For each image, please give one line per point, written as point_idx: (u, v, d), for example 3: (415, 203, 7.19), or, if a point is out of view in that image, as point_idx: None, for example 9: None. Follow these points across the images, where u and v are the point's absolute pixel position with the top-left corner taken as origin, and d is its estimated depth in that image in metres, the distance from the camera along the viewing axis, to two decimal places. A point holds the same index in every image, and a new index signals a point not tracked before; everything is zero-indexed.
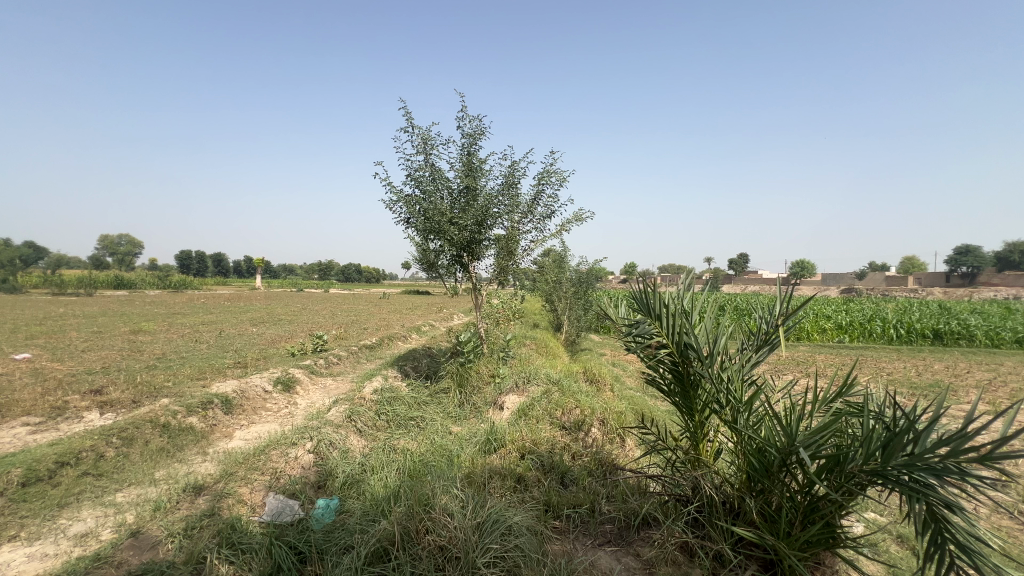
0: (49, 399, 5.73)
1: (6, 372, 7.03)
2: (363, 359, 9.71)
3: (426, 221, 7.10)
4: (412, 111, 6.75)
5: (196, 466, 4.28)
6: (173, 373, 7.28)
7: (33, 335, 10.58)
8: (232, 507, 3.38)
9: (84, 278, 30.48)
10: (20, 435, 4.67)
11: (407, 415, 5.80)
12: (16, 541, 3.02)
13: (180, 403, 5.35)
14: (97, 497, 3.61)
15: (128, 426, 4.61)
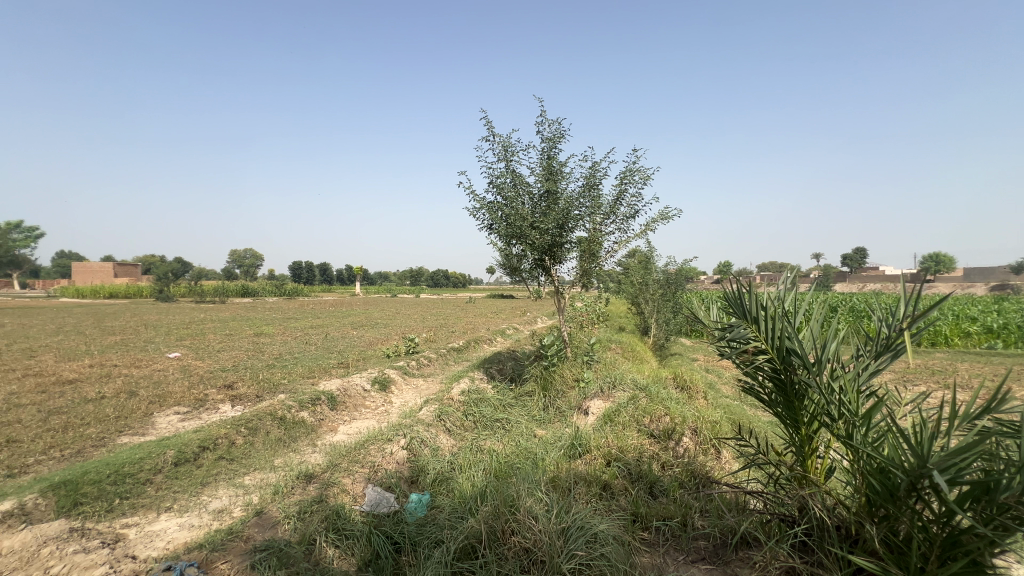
0: (193, 392, 6.69)
1: (162, 368, 8.34)
2: (451, 362, 10.13)
3: (508, 226, 7.25)
4: (494, 120, 6.97)
5: (307, 456, 4.74)
6: (289, 372, 8.15)
7: (181, 337, 12.43)
8: (337, 496, 3.69)
9: (220, 288, 35.31)
10: (172, 422, 5.51)
11: (493, 416, 5.94)
12: (171, 511, 3.56)
13: (294, 399, 5.97)
14: (229, 478, 4.14)
15: (253, 417, 5.23)
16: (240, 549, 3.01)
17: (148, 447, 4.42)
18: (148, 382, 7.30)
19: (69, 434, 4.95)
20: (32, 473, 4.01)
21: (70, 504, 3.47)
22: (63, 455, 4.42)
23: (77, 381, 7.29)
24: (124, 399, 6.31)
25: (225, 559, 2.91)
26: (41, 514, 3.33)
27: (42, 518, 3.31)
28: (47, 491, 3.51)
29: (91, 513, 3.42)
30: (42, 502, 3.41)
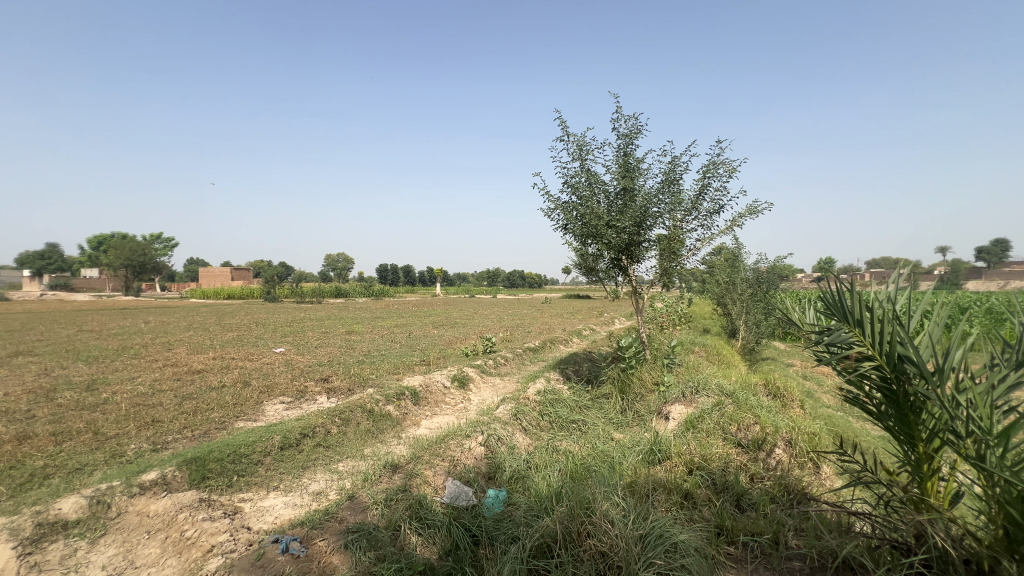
0: (296, 384, 7.39)
1: (270, 362, 9.31)
2: (527, 362, 10.23)
3: (583, 226, 7.17)
4: (568, 120, 6.95)
5: (392, 448, 5.05)
6: (376, 368, 8.71)
7: (286, 334, 13.79)
8: (420, 486, 3.89)
9: (317, 289, 38.65)
10: (279, 411, 6.14)
11: (569, 418, 5.92)
12: (278, 490, 3.97)
13: (381, 393, 6.38)
14: (326, 464, 4.53)
15: (345, 408, 5.66)
16: (335, 529, 3.28)
17: (260, 432, 4.96)
18: (259, 374, 8.19)
19: (197, 417, 5.70)
20: (170, 450, 4.68)
21: (199, 477, 3.99)
22: (193, 435, 5.10)
23: (204, 371, 8.37)
24: (240, 388, 7.14)
25: (323, 537, 3.19)
26: (177, 484, 3.87)
27: (178, 488, 3.85)
28: (182, 464, 4.06)
29: (215, 487, 3.91)
30: (178, 474, 3.96)
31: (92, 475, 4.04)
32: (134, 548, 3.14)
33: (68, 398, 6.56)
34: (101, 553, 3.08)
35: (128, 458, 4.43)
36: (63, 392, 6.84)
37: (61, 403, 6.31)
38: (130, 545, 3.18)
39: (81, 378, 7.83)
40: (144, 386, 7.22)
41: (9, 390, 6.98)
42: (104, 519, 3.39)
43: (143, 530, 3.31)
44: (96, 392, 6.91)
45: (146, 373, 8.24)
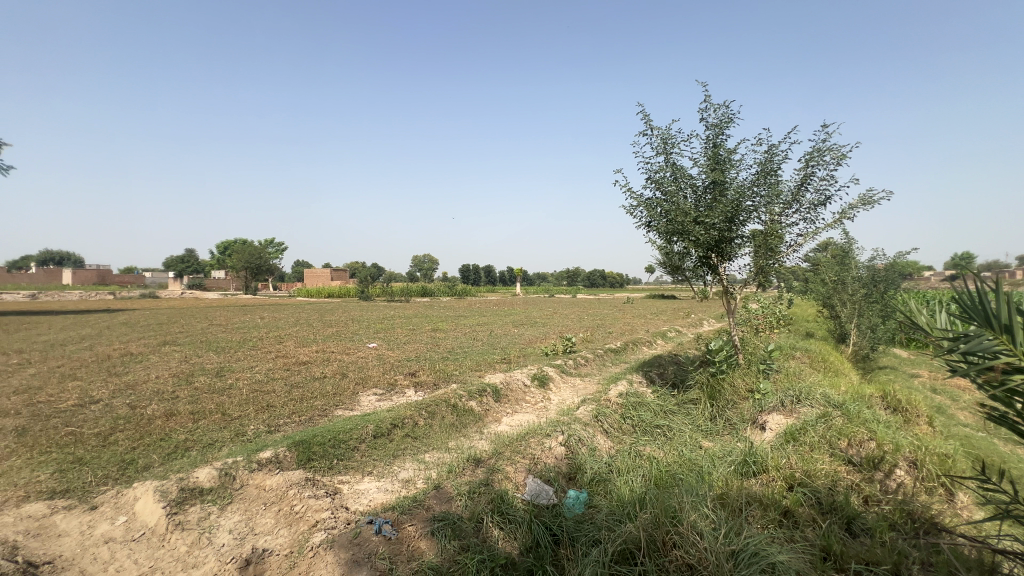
0: (387, 377, 7.92)
1: (365, 356, 10.05)
2: (608, 363, 10.02)
3: (668, 222, 6.86)
4: (651, 113, 6.69)
5: (475, 442, 5.21)
6: (459, 364, 9.05)
7: (378, 330, 14.79)
8: (501, 481, 3.98)
9: (406, 289, 41.01)
10: (372, 402, 6.61)
11: (653, 422, 5.71)
12: (372, 475, 4.28)
13: (464, 389, 6.61)
14: (414, 454, 4.80)
15: (432, 402, 5.94)
16: (423, 516, 3.45)
17: (356, 420, 5.37)
18: (355, 366, 8.88)
19: (303, 404, 6.32)
20: (282, 432, 5.23)
21: (305, 458, 4.42)
22: (300, 420, 5.66)
23: (309, 362, 9.26)
24: (339, 379, 7.79)
25: (412, 522, 3.37)
26: (287, 463, 4.31)
27: (288, 466, 4.28)
28: (291, 445, 4.51)
29: (319, 468, 4.30)
30: (289, 454, 4.40)
31: (220, 450, 4.65)
32: (253, 517, 3.56)
33: (202, 382, 7.59)
34: (228, 519, 3.53)
35: (249, 437, 5.02)
36: (199, 377, 7.94)
37: (198, 386, 7.32)
38: (250, 514, 3.60)
39: (212, 365, 9.03)
40: (261, 374, 8.15)
41: (159, 374, 8.24)
42: (231, 489, 3.88)
43: (261, 502, 3.73)
44: (223, 378, 7.93)
45: (262, 362, 9.29)
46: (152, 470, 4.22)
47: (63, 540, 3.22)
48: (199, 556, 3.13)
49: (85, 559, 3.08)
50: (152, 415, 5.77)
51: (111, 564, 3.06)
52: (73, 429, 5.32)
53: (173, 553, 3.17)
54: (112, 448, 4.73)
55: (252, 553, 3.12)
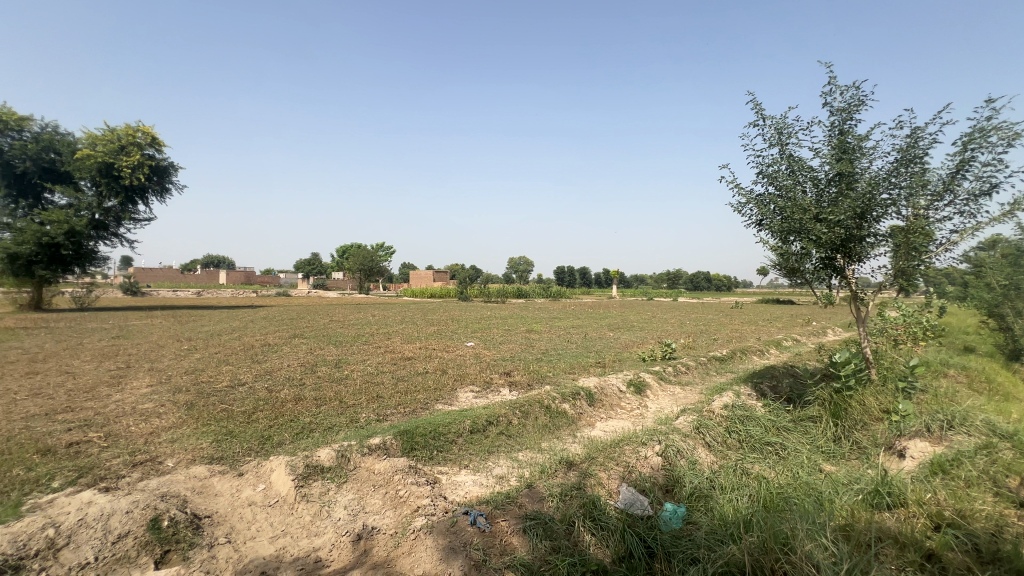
0: (483, 375, 8.22)
1: (463, 354, 10.52)
2: (712, 372, 9.38)
3: (783, 221, 6.25)
4: (763, 102, 6.19)
5: (568, 445, 5.19)
6: (553, 366, 9.10)
7: (475, 330, 15.39)
8: (594, 487, 3.92)
9: (503, 290, 42.14)
10: (469, 398, 6.91)
11: (763, 439, 5.22)
12: (468, 469, 4.47)
13: (557, 391, 6.62)
14: (508, 452, 4.92)
15: (526, 402, 6.03)
16: (515, 513, 3.53)
17: (455, 415, 5.64)
18: (454, 364, 9.34)
19: (408, 397, 6.80)
20: (389, 421, 5.67)
21: (409, 447, 4.74)
22: (405, 412, 6.10)
23: (413, 358, 9.93)
24: (440, 375, 8.26)
25: (505, 518, 3.47)
26: (393, 450, 4.66)
27: (394, 453, 4.63)
28: (397, 434, 4.87)
29: (420, 457, 4.60)
30: (395, 442, 4.76)
31: (338, 433, 5.18)
32: (364, 496, 3.92)
33: (324, 372, 8.52)
34: (343, 496, 3.93)
35: (361, 424, 5.53)
36: (321, 367, 8.92)
37: (321, 375, 8.23)
38: (362, 493, 3.97)
39: (332, 357, 10.10)
40: (372, 367, 8.92)
41: (290, 363, 9.41)
42: (346, 469, 4.30)
43: (371, 483, 4.09)
44: (341, 369, 8.83)
45: (373, 356, 10.17)
46: (284, 446, 4.83)
47: (218, 499, 3.83)
48: (320, 527, 3.53)
49: (233, 517, 3.63)
50: (284, 398, 6.61)
51: (252, 525, 3.57)
52: (226, 406, 6.29)
53: (300, 521, 3.62)
54: (255, 424, 5.51)
55: (362, 529, 3.43)
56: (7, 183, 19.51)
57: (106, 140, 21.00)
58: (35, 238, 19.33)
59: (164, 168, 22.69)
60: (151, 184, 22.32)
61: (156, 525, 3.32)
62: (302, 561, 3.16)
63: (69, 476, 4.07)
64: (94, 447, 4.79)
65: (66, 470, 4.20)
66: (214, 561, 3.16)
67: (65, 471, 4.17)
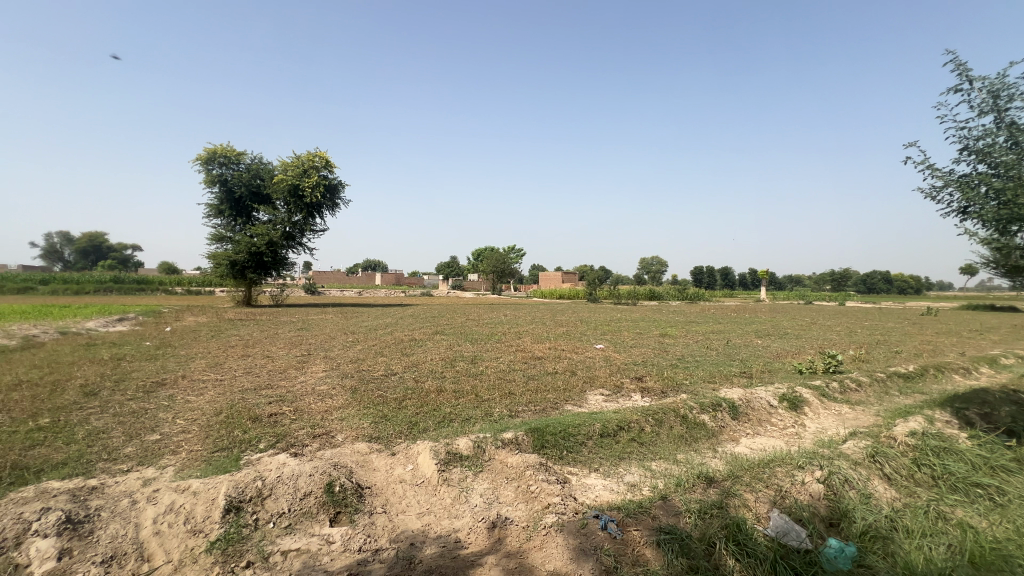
0: (613, 379, 8.04)
1: (592, 356, 10.42)
2: (893, 391, 7.86)
3: (1000, 206, 4.97)
4: (968, 62, 5.06)
5: (708, 459, 4.81)
6: (690, 373, 8.51)
7: (605, 332, 15.13)
8: (739, 509, 3.58)
9: (634, 292, 40.77)
10: (599, 401, 6.81)
11: (968, 479, 4.21)
12: (598, 473, 4.42)
13: (695, 400, 6.17)
14: (640, 460, 4.73)
15: (659, 410, 5.74)
16: (648, 524, 3.40)
17: (585, 417, 5.61)
18: (584, 365, 9.30)
19: (539, 395, 6.96)
20: (520, 418, 5.88)
21: (540, 444, 4.84)
22: (536, 410, 6.26)
23: (543, 358, 10.15)
24: (569, 376, 8.30)
25: (637, 527, 3.35)
26: (525, 446, 4.80)
27: (526, 449, 4.77)
28: (528, 430, 5.01)
29: (550, 455, 4.67)
30: (526, 438, 4.90)
31: (475, 425, 5.52)
32: (498, 487, 4.13)
33: (463, 367, 9.17)
34: (479, 484, 4.18)
35: (495, 418, 5.82)
36: (459, 362, 9.61)
37: (459, 370, 8.88)
38: (496, 484, 4.19)
39: (469, 353, 10.82)
40: (505, 365, 9.34)
41: (433, 357, 10.33)
42: (481, 459, 4.56)
43: (504, 475, 4.29)
44: (478, 365, 9.41)
45: (506, 354, 10.65)
46: (428, 433, 5.32)
47: (376, 473, 4.37)
48: (459, 510, 3.81)
49: (387, 490, 4.12)
50: (428, 389, 7.27)
51: (403, 500, 4.01)
52: (381, 393, 7.15)
53: (442, 502, 3.96)
54: (404, 411, 6.15)
55: (497, 518, 3.62)
56: (229, 206, 24.87)
57: (294, 166, 25.44)
58: (247, 249, 24.29)
59: (335, 186, 26.67)
60: (326, 200, 26.39)
61: (330, 489, 3.92)
62: (444, 538, 3.45)
63: (270, 440, 5.04)
64: (286, 419, 5.84)
65: (268, 435, 5.20)
66: (373, 527, 3.62)
67: (267, 436, 5.17)
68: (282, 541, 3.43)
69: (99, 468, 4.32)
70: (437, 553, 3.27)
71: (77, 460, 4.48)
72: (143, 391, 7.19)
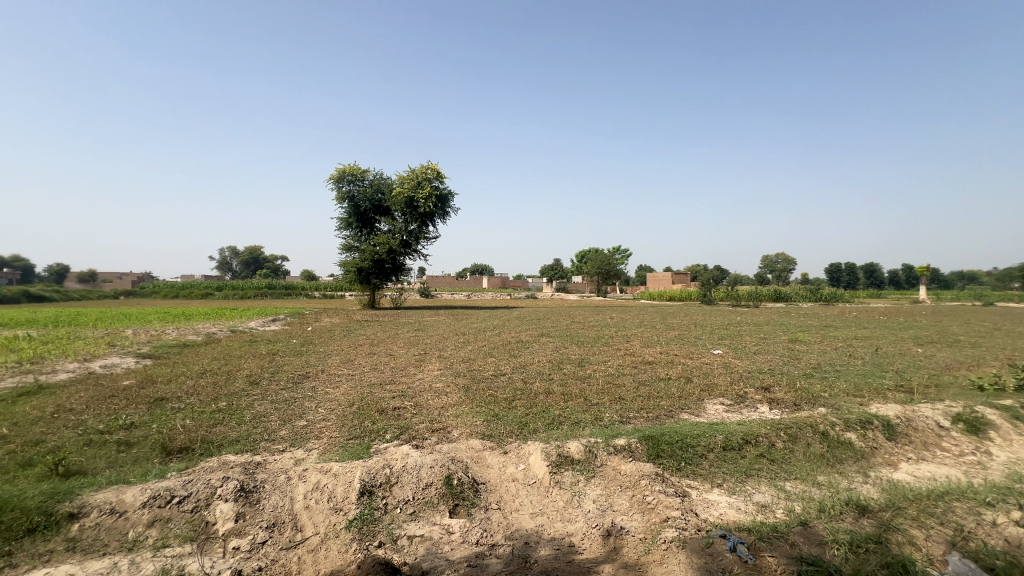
0: (735, 388, 7.37)
1: (710, 362, 9.68)
2: None
3: None
4: None
5: (857, 485, 4.17)
6: (829, 385, 7.49)
7: (722, 336, 13.99)
8: (902, 547, 3.06)
9: (755, 292, 37.17)
10: (719, 411, 6.31)
11: None
12: (721, 488, 4.08)
13: (838, 416, 5.41)
14: (771, 478, 4.27)
15: (792, 424, 5.13)
16: (785, 551, 3.05)
17: (704, 427, 5.22)
18: (700, 372, 8.70)
19: (651, 402, 6.66)
20: (632, 425, 5.66)
21: (654, 453, 4.60)
22: (648, 417, 5.98)
23: (654, 362, 9.70)
24: (683, 383, 7.80)
25: (772, 554, 3.03)
26: (639, 454, 4.60)
27: (640, 457, 4.56)
28: (642, 437, 4.78)
29: (667, 466, 4.41)
30: (640, 446, 4.68)
31: (585, 430, 5.44)
32: (612, 495, 4.02)
33: (570, 369, 9.13)
34: (591, 490, 4.11)
35: (605, 423, 5.69)
36: (566, 365, 9.56)
37: (567, 372, 8.86)
38: (609, 491, 4.08)
39: (576, 356, 10.72)
40: (613, 369, 9.09)
41: (540, 359, 10.42)
42: (593, 464, 4.47)
43: (618, 483, 4.17)
44: (585, 368, 9.30)
45: (614, 358, 10.37)
46: (538, 434, 5.37)
47: (490, 469, 4.51)
48: (573, 514, 3.79)
49: (501, 488, 4.23)
50: (536, 391, 7.34)
51: (516, 498, 4.09)
52: (492, 392, 7.38)
53: (555, 505, 3.96)
54: (514, 411, 6.28)
55: (611, 526, 3.53)
56: (356, 219, 27.76)
57: (410, 180, 27.54)
58: (371, 257, 26.91)
59: (446, 197, 28.31)
60: (438, 210, 28.14)
61: (449, 481, 4.14)
62: (558, 541, 3.44)
63: (395, 432, 5.49)
64: (408, 413, 6.32)
65: (393, 427, 5.67)
66: (489, 522, 3.75)
67: (392, 427, 5.64)
68: (408, 526, 3.71)
69: (263, 447, 5.07)
70: (551, 555, 3.28)
71: (246, 438, 5.31)
72: (292, 382, 8.30)
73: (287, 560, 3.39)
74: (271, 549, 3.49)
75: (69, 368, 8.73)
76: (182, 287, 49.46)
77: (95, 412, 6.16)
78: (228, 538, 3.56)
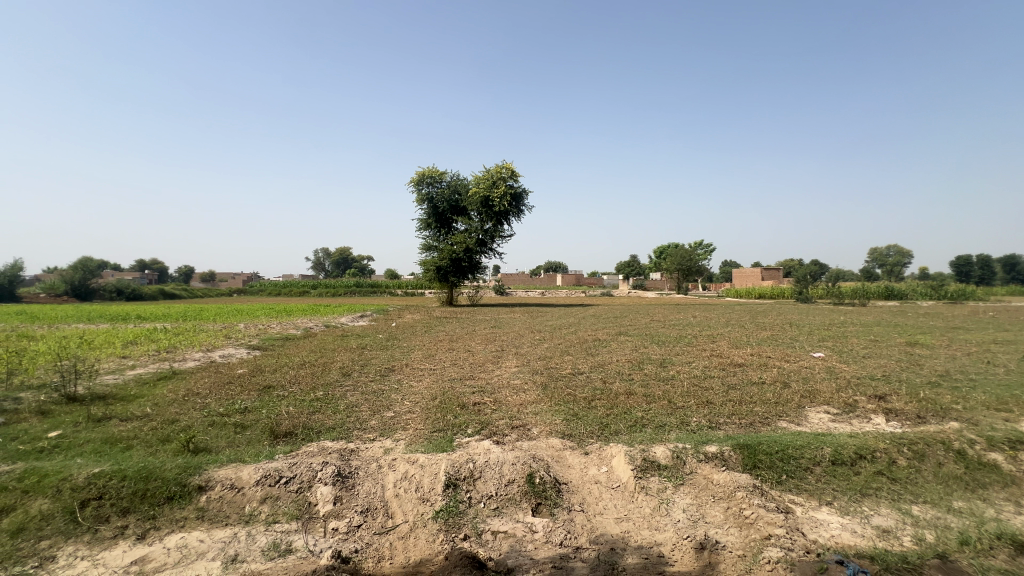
0: (842, 395, 6.63)
1: (809, 366, 8.82)
2: None
3: None
4: None
5: (1007, 515, 3.55)
6: (962, 395, 6.49)
7: (823, 338, 12.68)
8: None
9: (861, 288, 33.29)
10: (824, 421, 5.72)
11: None
12: (832, 507, 3.67)
13: (979, 433, 4.65)
14: (893, 499, 3.77)
15: (918, 440, 4.48)
16: None
17: (808, 437, 4.72)
18: (799, 376, 7.95)
19: (744, 407, 6.19)
20: (723, 431, 5.28)
21: (751, 463, 4.22)
22: (742, 424, 5.56)
23: (745, 364, 9.06)
24: (780, 388, 7.18)
25: None
26: (733, 463, 4.24)
27: (734, 466, 4.21)
28: (736, 446, 4.41)
29: (766, 478, 4.04)
30: (735, 455, 4.32)
31: (670, 434, 5.17)
32: (704, 505, 3.78)
33: (651, 370, 8.78)
34: (681, 498, 3.89)
35: (693, 428, 5.37)
36: (647, 365, 9.20)
37: (648, 372, 8.53)
38: (701, 501, 3.84)
39: (657, 356, 10.26)
40: (699, 371, 8.59)
41: (619, 359, 10.10)
42: (682, 471, 4.18)
43: (710, 493, 3.90)
44: (668, 368, 8.90)
45: (699, 359, 9.81)
46: (620, 436, 5.19)
47: (571, 469, 4.41)
48: (661, 523, 3.63)
49: (584, 489, 4.13)
50: (617, 391, 7.13)
51: (600, 501, 3.98)
52: (570, 391, 7.29)
53: (641, 511, 3.81)
54: (595, 411, 6.15)
55: (705, 539, 3.34)
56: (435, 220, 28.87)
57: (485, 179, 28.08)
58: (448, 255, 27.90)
59: (520, 195, 28.50)
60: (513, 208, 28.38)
61: (532, 479, 4.10)
62: (646, 550, 3.31)
63: (476, 427, 5.58)
64: (487, 408, 6.43)
65: (474, 422, 5.77)
66: (572, 524, 3.68)
67: (474, 422, 5.76)
68: (491, 522, 3.76)
69: (356, 436, 5.39)
70: (640, 564, 3.17)
71: (341, 426, 5.69)
72: (379, 375, 8.81)
73: (380, 545, 3.59)
74: (366, 533, 3.72)
75: (195, 357, 9.98)
76: (284, 286, 54.71)
77: (217, 396, 6.97)
78: (328, 519, 3.84)
